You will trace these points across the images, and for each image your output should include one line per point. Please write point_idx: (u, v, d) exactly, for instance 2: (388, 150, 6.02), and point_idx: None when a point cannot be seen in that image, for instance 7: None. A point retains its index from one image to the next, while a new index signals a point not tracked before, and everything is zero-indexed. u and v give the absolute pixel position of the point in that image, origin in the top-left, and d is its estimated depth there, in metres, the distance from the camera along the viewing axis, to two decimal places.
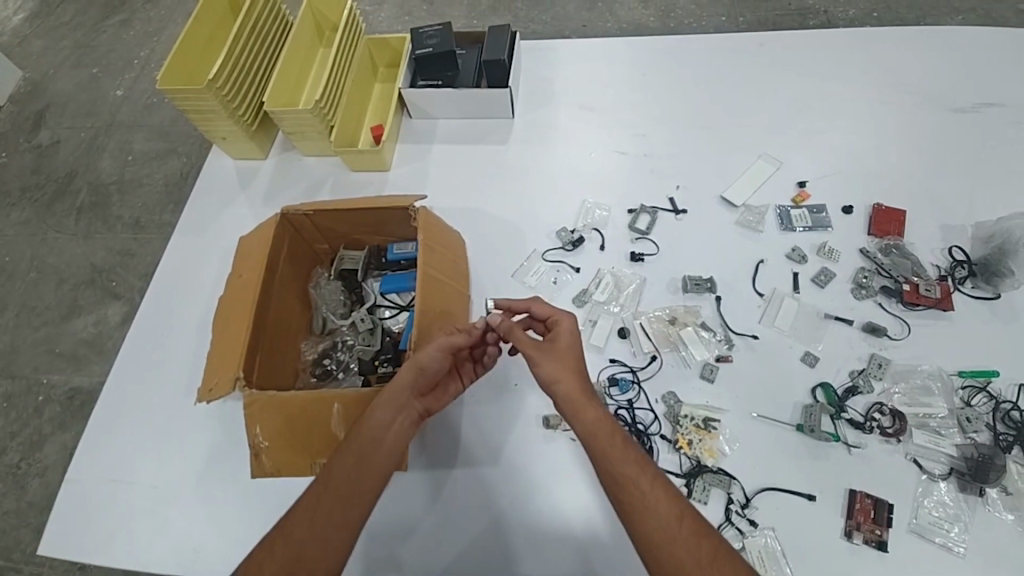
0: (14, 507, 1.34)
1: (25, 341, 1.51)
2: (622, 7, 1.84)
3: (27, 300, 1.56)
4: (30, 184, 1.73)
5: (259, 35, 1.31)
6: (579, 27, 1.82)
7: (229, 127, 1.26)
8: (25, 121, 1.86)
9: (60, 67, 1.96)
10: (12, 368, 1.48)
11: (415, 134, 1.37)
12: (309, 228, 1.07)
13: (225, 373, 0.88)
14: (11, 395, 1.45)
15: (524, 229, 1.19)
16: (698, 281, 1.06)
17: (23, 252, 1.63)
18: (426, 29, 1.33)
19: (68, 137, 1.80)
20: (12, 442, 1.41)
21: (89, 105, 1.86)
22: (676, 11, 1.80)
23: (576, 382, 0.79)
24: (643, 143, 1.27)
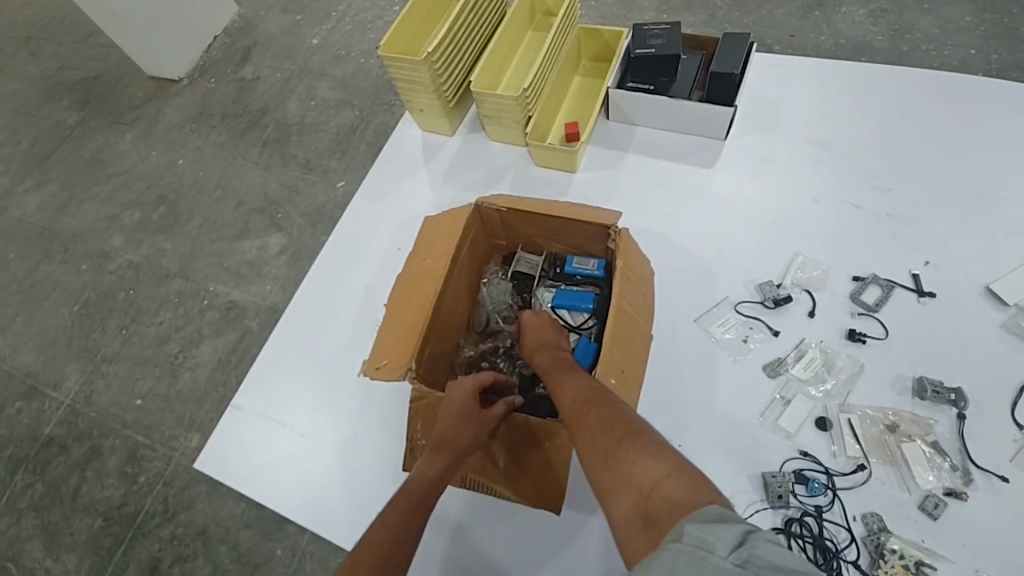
0: (165, 392, 1.41)
1: (202, 248, 1.60)
2: (845, 19, 1.55)
3: (210, 215, 1.65)
4: (229, 112, 1.84)
5: (479, 9, 1.27)
6: (785, 38, 1.55)
7: (430, 100, 1.24)
8: (235, 53, 1.96)
9: (269, 9, 2.03)
10: (187, 271, 1.57)
11: (611, 138, 1.29)
12: (495, 223, 1.01)
13: (397, 356, 0.85)
14: (183, 293, 1.54)
15: (719, 270, 1.06)
16: (937, 389, 0.86)
17: (214, 171, 1.73)
18: (651, 28, 1.21)
19: (267, 76, 1.88)
20: (174, 334, 1.49)
21: (288, 49, 1.92)
22: (914, 34, 1.49)
23: (545, 363, 0.82)
24: (885, 199, 1.06)
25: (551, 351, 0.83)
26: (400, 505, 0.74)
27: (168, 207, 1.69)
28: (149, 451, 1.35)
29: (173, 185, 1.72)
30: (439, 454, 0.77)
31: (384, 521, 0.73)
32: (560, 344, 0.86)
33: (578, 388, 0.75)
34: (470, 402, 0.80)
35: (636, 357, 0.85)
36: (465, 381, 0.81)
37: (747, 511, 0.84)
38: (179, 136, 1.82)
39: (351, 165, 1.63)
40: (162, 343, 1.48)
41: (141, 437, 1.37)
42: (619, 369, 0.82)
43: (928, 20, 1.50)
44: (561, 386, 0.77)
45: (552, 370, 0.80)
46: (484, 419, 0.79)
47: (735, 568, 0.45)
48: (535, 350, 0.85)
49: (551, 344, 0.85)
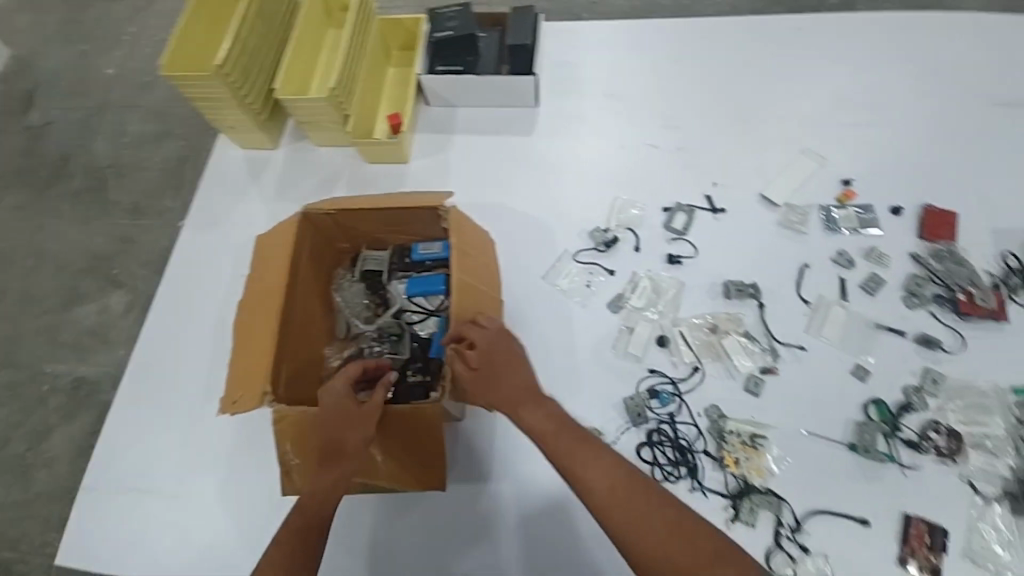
0: (22, 498, 1.23)
1: (27, 327, 1.40)
2: None
3: (25, 288, 1.44)
4: (21, 167, 1.60)
5: (266, 14, 1.22)
6: None
7: (236, 115, 1.19)
8: (13, 100, 1.70)
9: (44, 43, 1.77)
10: (12, 358, 1.37)
11: (434, 124, 1.31)
12: (330, 226, 0.99)
13: (251, 383, 0.81)
14: (14, 384, 1.34)
15: (555, 227, 1.14)
16: (741, 287, 1.02)
17: (18, 237, 1.51)
18: (445, 11, 1.27)
19: (59, 118, 1.65)
20: (16, 432, 1.30)
21: (79, 84, 1.70)
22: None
23: (553, 430, 0.76)
24: (675, 136, 1.23)
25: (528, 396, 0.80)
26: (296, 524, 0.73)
27: None
28: (22, 566, 1.19)
29: None
30: (332, 467, 0.77)
31: (284, 542, 0.71)
32: (539, 392, 0.80)
33: (580, 445, 0.74)
34: (349, 405, 0.80)
35: (490, 326, 0.90)
36: (338, 385, 0.81)
37: (616, 434, 0.94)
38: None
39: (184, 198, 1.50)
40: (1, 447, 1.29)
41: (7, 553, 1.20)
42: (476, 341, 0.87)
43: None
44: (554, 440, 0.75)
45: (531, 413, 0.78)
46: (370, 418, 0.79)
47: None
48: (512, 400, 0.80)
49: (534, 397, 0.80)
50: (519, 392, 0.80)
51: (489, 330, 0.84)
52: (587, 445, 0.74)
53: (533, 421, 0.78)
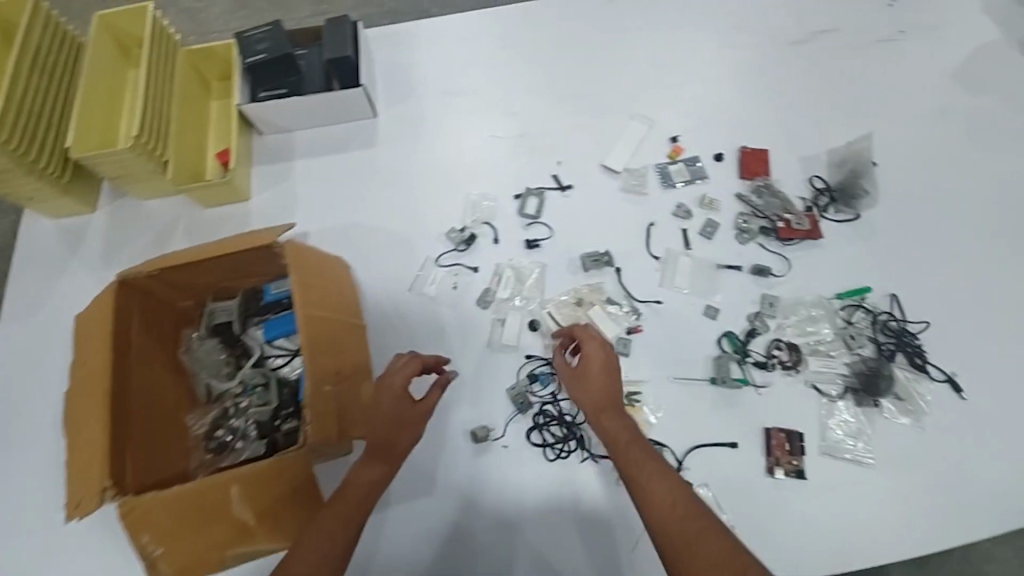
0: None
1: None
2: None
3: None
4: None
5: (43, 69, 1.10)
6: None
7: (31, 184, 1.06)
8: None
9: None
10: None
11: (270, 153, 1.23)
12: (161, 288, 0.92)
13: (89, 481, 0.77)
14: None
15: (413, 235, 1.12)
16: (597, 257, 1.06)
17: None
18: (253, 32, 1.19)
19: None
20: None
21: None
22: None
23: (620, 433, 0.80)
24: (517, 122, 1.24)
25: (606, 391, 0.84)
26: (322, 528, 0.72)
27: None
28: None
29: None
30: (378, 459, 0.78)
31: (311, 545, 0.71)
32: (617, 398, 0.83)
33: (650, 460, 0.76)
34: (396, 407, 0.79)
35: (348, 353, 0.88)
36: (395, 380, 0.81)
37: (505, 425, 0.97)
38: None
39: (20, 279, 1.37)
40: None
41: None
42: (335, 372, 0.84)
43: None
44: (627, 451, 0.78)
45: (610, 421, 0.81)
46: (420, 413, 0.80)
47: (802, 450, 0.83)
48: (597, 405, 0.83)
49: (609, 402, 0.83)
50: (603, 389, 0.83)
51: (601, 341, 0.86)
52: (647, 457, 0.77)
53: (606, 427, 0.82)
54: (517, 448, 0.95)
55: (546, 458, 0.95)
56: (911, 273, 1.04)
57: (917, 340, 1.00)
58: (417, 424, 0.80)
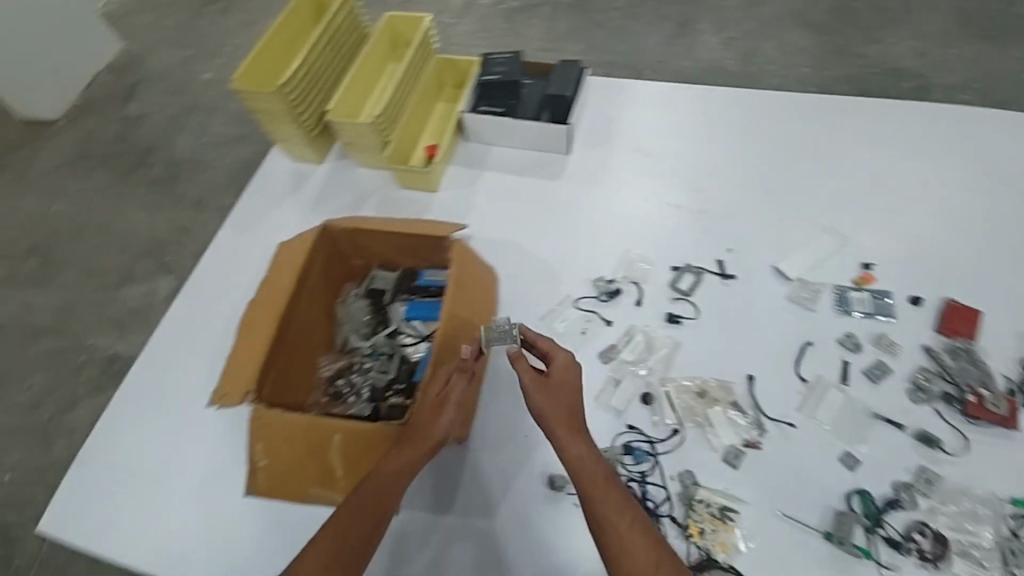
0: (71, 446, 1.49)
1: (82, 298, 1.67)
2: (702, 45, 1.85)
3: (90, 264, 1.72)
4: (113, 152, 1.92)
5: (333, 46, 1.34)
6: (655, 63, 1.84)
7: (291, 130, 1.30)
8: (118, 91, 2.05)
9: (163, 49, 2.14)
10: (65, 325, 1.64)
11: (469, 159, 1.37)
12: (346, 243, 1.07)
13: (240, 380, 0.88)
14: (62, 349, 1.61)
15: (562, 272, 1.16)
16: (504, 331, 0.91)
17: (96, 217, 1.79)
18: (497, 57, 1.35)
19: (154, 111, 1.98)
20: (52, 394, 1.55)
21: (179, 85, 2.03)
22: (759, 55, 1.81)
23: (590, 455, 0.83)
24: (701, 198, 1.23)
25: (584, 440, 0.84)
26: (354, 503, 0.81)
27: (41, 258, 1.74)
28: (41, 492, 1.44)
29: (49, 233, 1.78)
30: (414, 431, 0.84)
31: (383, 472, 0.82)
32: (574, 412, 0.87)
33: (612, 490, 0.80)
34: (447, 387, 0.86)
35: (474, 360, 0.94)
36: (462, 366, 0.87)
37: None
38: (56, 180, 1.88)
39: None
40: (32, 410, 1.54)
41: (21, 504, 1.42)
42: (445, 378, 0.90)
43: (770, 45, 1.82)
44: (590, 473, 0.81)
45: (599, 485, 0.80)
46: (450, 395, 0.85)
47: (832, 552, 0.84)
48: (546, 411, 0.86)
49: (570, 419, 0.86)
50: (569, 400, 0.87)
51: (566, 358, 0.89)
52: (616, 492, 0.80)
53: (589, 485, 0.81)
54: None
55: None
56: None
57: None
58: (455, 396, 0.85)
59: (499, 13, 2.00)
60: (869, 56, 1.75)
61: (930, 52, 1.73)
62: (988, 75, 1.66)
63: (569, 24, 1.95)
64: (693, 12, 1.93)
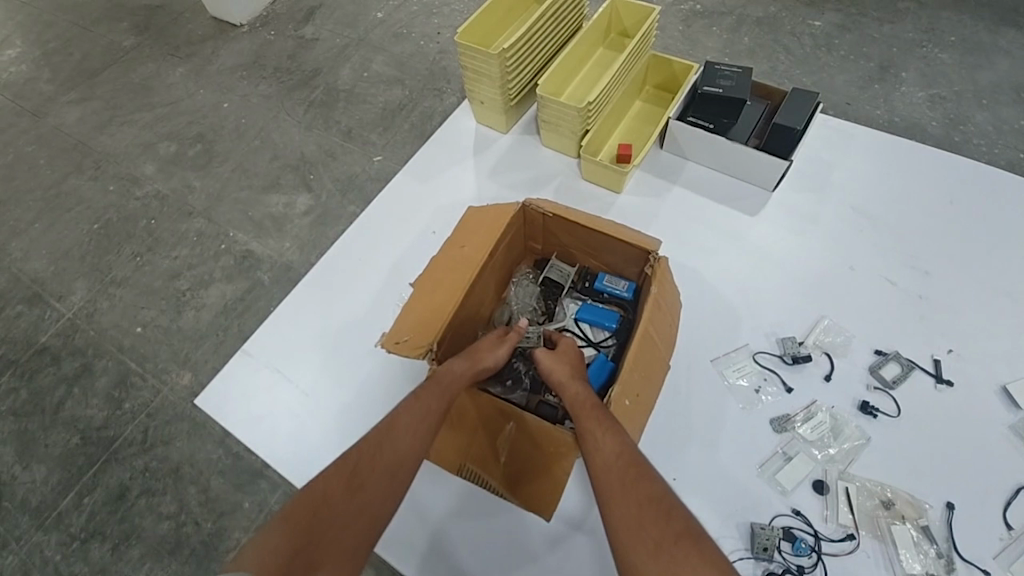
0: (167, 325, 1.42)
1: (232, 192, 1.61)
2: (902, 98, 1.63)
3: (243, 163, 1.66)
4: (283, 67, 1.85)
5: (556, 17, 1.27)
6: (840, 104, 1.64)
7: (493, 94, 1.27)
8: (298, 12, 1.98)
9: None
10: (212, 212, 1.58)
11: (658, 167, 1.29)
12: (537, 226, 1.03)
13: (421, 335, 0.88)
14: (202, 233, 1.55)
15: (745, 317, 1.06)
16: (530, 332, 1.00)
17: (256, 120, 1.74)
18: (723, 68, 1.22)
19: (326, 39, 1.90)
20: (187, 271, 1.49)
21: (353, 18, 1.94)
22: (967, 124, 1.57)
23: (582, 395, 0.82)
24: (920, 280, 1.07)
25: (580, 382, 0.84)
26: (412, 413, 0.81)
27: (205, 145, 1.71)
28: (139, 380, 1.35)
29: (214, 126, 1.74)
30: (469, 362, 0.88)
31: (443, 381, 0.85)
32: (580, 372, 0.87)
33: (602, 419, 0.77)
34: (488, 342, 0.92)
35: (648, 386, 0.88)
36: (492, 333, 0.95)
37: (730, 556, 0.85)
38: (229, 80, 1.84)
39: (390, 142, 1.63)
40: (171, 278, 1.49)
41: (133, 363, 1.38)
42: (636, 391, 0.85)
43: (982, 115, 1.58)
44: (581, 409, 0.80)
45: (589, 419, 0.77)
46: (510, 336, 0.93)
47: None
48: (549, 362, 0.87)
49: (571, 373, 0.86)
50: (568, 356, 0.88)
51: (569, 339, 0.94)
52: (605, 423, 0.77)
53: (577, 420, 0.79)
54: None
55: None
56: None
57: None
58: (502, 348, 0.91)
59: (677, 14, 1.87)
60: None
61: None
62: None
63: (751, 41, 1.79)
64: (897, 58, 1.71)
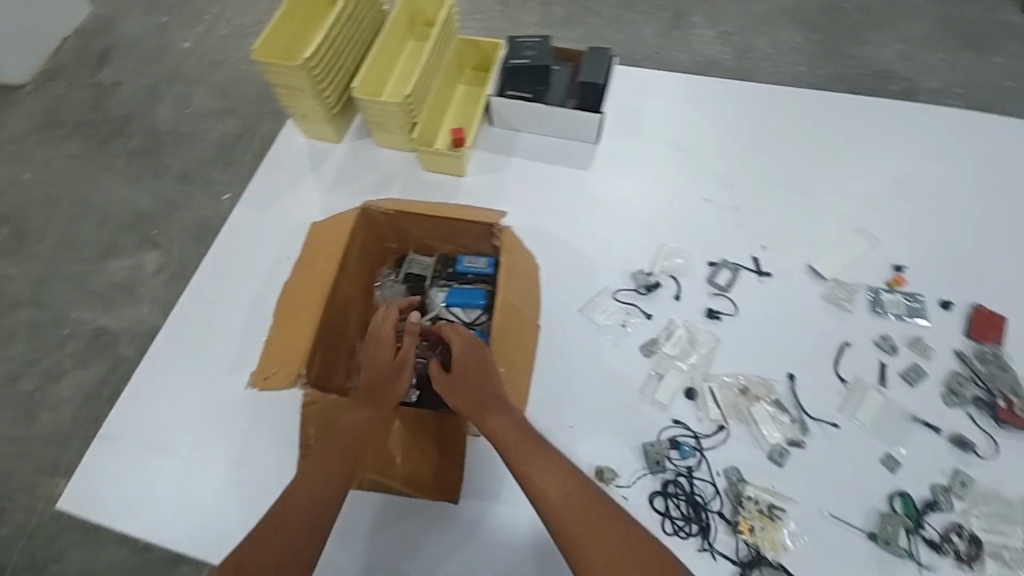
0: (19, 435, 1.24)
1: (60, 270, 1.43)
2: (698, 40, 1.83)
3: (66, 235, 1.47)
4: (85, 119, 1.65)
5: (355, 18, 1.25)
6: (653, 55, 1.81)
7: (312, 107, 1.23)
8: (88, 56, 1.77)
9: (128, 6, 1.87)
10: (41, 297, 1.40)
11: (494, 144, 1.33)
12: (385, 226, 1.02)
13: (287, 363, 0.83)
14: (37, 322, 1.37)
15: (599, 262, 1.15)
16: None
17: (69, 182, 1.55)
18: (525, 40, 1.30)
19: (130, 80, 1.72)
20: (28, 369, 1.32)
21: (154, 51, 1.77)
22: (754, 52, 1.80)
23: (512, 430, 0.80)
24: (730, 194, 1.23)
25: (504, 413, 0.81)
26: (302, 490, 0.76)
27: (12, 227, 1.49)
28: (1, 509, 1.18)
29: (19, 202, 1.52)
30: (372, 410, 0.82)
31: (343, 432, 0.80)
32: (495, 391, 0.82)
33: (541, 456, 0.77)
34: (382, 367, 0.83)
35: (523, 347, 0.94)
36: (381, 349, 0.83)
37: (631, 476, 0.94)
38: (22, 147, 1.61)
39: (235, 177, 1.53)
40: (11, 382, 1.31)
41: None
42: (507, 356, 0.90)
43: (764, 42, 1.81)
44: (514, 448, 0.78)
45: (528, 459, 0.77)
46: (408, 358, 0.83)
47: (886, 545, 0.87)
48: (464, 392, 0.82)
49: (492, 402, 0.82)
50: (483, 379, 0.83)
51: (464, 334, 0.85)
52: (545, 459, 0.77)
53: (517, 460, 0.77)
54: (634, 505, 0.91)
55: (663, 530, 0.89)
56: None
57: None
58: (401, 382, 0.83)
59: None
60: (860, 57, 1.77)
61: (916, 54, 1.76)
62: (969, 82, 1.71)
63: (565, 10, 1.91)
64: (687, 5, 1.90)
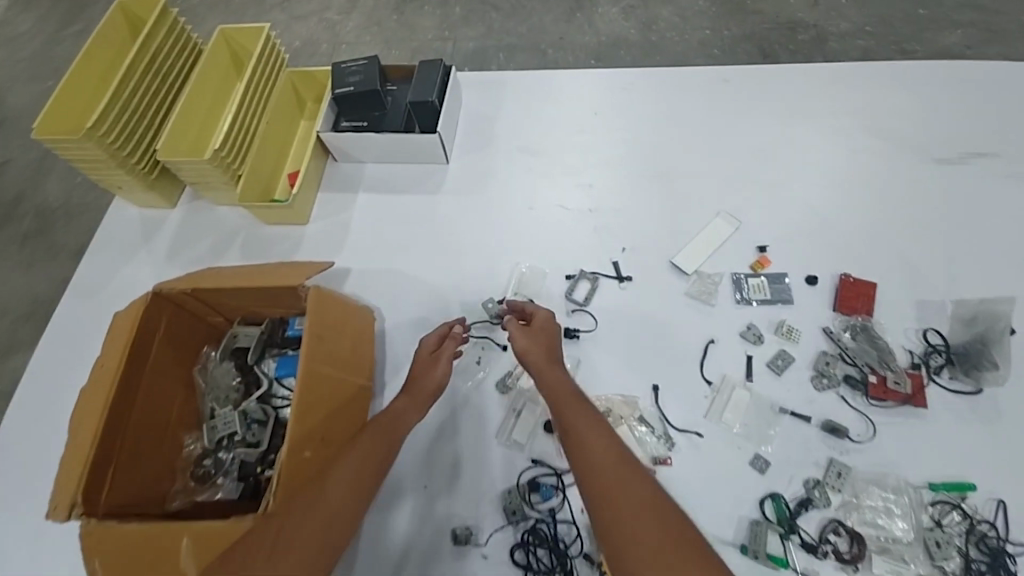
0: None
1: None
2: (601, 19, 1.73)
3: None
4: None
5: (155, 72, 1.14)
6: (555, 41, 1.71)
7: (122, 177, 1.12)
8: None
9: (13, 81, 1.86)
10: None
11: (337, 181, 1.23)
12: (194, 303, 0.92)
13: (64, 491, 0.75)
14: None
15: (451, 295, 1.07)
16: (226, 421, 0.90)
17: None
18: (348, 65, 1.19)
19: (17, 157, 1.70)
20: None
21: None
22: (658, 24, 1.70)
23: (567, 381, 0.80)
24: (589, 195, 1.14)
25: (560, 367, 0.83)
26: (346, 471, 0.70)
27: None
28: None
29: None
30: (411, 398, 0.83)
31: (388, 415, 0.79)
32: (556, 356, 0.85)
33: (587, 404, 0.76)
34: (425, 361, 0.87)
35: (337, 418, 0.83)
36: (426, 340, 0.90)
37: (489, 531, 0.86)
38: None
39: None
40: None
41: None
42: (318, 436, 0.79)
43: (668, 10, 1.72)
44: (564, 391, 0.78)
45: (571, 398, 0.77)
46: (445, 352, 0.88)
47: (756, 556, 0.80)
48: (528, 346, 0.86)
49: (549, 358, 0.84)
50: (547, 337, 0.87)
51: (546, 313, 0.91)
52: (585, 402, 0.77)
53: (560, 397, 0.78)
54: (494, 561, 0.84)
55: None
56: (1019, 472, 0.84)
57: (1015, 566, 0.80)
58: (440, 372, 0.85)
59: (386, 7, 1.83)
60: (765, 12, 1.68)
61: None
62: (881, 20, 1.62)
63: (463, 10, 1.80)
64: None
